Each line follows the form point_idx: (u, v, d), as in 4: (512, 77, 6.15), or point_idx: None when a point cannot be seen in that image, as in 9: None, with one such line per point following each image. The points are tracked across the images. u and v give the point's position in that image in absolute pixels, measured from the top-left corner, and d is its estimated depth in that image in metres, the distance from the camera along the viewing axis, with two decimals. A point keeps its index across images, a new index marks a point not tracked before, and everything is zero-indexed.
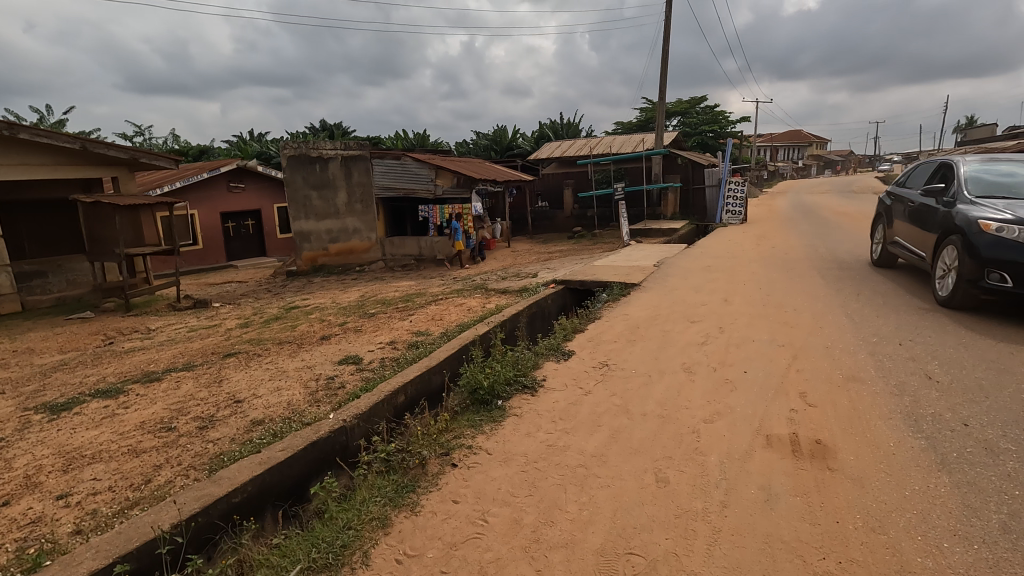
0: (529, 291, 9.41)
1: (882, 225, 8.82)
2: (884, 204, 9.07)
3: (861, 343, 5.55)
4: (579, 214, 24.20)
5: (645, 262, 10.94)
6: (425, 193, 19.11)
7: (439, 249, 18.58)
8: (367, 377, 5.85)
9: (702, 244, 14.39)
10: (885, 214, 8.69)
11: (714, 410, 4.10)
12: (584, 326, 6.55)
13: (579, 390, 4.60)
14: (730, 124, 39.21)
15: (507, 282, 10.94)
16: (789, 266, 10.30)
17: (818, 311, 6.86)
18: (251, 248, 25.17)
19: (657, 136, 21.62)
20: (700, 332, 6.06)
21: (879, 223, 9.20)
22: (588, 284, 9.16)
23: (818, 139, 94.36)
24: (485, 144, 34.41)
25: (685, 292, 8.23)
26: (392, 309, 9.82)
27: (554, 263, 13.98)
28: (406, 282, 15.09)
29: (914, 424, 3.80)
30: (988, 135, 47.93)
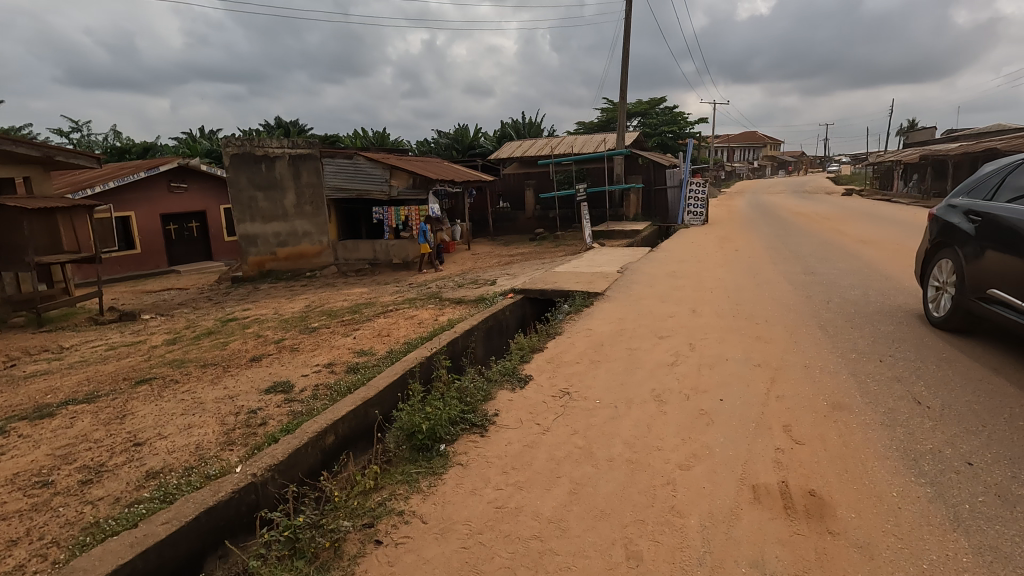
0: (486, 301, 8.77)
1: (958, 262, 5.53)
2: (939, 228, 6.01)
3: (839, 362, 5.13)
4: (541, 215, 23.72)
5: (608, 268, 10.45)
6: (379, 194, 18.01)
7: (394, 251, 17.82)
8: (295, 410, 5.08)
9: (665, 247, 14.07)
10: (956, 243, 5.58)
11: (691, 452, 3.55)
12: (543, 344, 5.96)
13: (534, 428, 3.99)
14: (689, 125, 39.49)
15: (464, 291, 10.28)
16: (755, 272, 10.02)
17: (790, 323, 6.45)
18: (195, 251, 23.64)
19: (618, 137, 21.33)
20: (670, 350, 5.54)
21: (934, 259, 6.10)
22: (548, 294, 8.59)
23: (772, 141, 97.18)
24: (444, 143, 33.55)
25: (652, 302, 7.74)
26: (338, 322, 9.02)
27: (514, 268, 13.38)
28: (359, 289, 14.27)
29: (914, 464, 3.34)
30: (929, 138, 50.21)
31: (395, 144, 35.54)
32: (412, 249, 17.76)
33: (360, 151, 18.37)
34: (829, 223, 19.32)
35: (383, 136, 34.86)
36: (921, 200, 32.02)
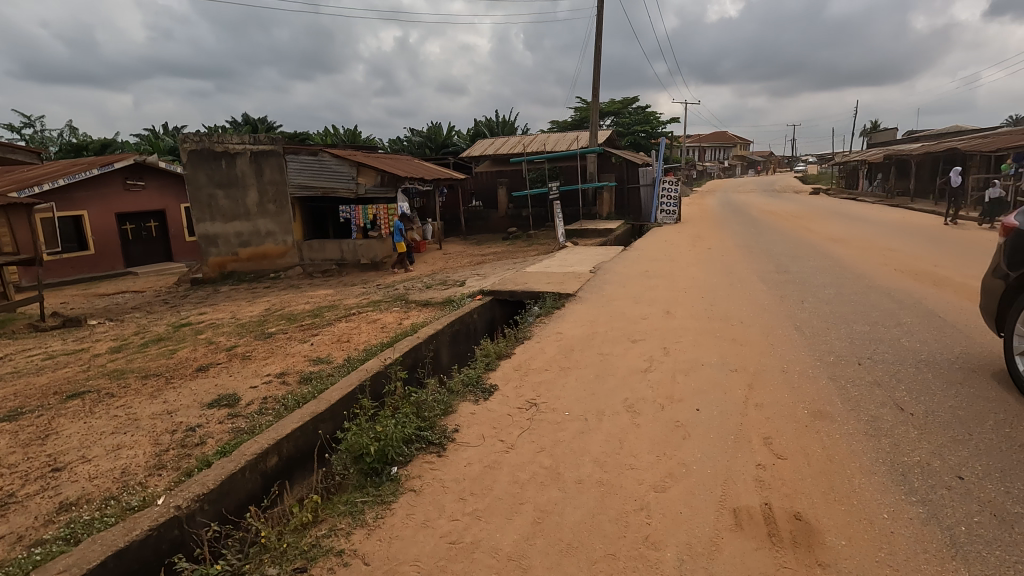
0: (453, 304, 8.39)
1: None
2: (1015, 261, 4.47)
3: (818, 365, 4.93)
4: (514, 214, 23.41)
5: (580, 268, 10.18)
6: (346, 192, 17.41)
7: (361, 251, 17.23)
8: (238, 426, 4.63)
9: (638, 246, 13.90)
10: None
11: (667, 470, 3.26)
12: (511, 350, 5.63)
13: (497, 446, 3.65)
14: (662, 124, 39.64)
15: (432, 292, 9.88)
16: (727, 271, 9.88)
17: (766, 325, 6.25)
18: (153, 252, 22.63)
19: (591, 135, 21.13)
20: (643, 355, 5.27)
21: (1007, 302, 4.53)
22: (518, 295, 8.26)
23: (741, 141, 98.89)
24: (416, 141, 32.97)
25: (625, 303, 7.48)
26: (297, 327, 8.53)
27: (485, 269, 13.02)
28: (323, 291, 13.74)
29: (904, 480, 3.10)
30: (891, 138, 51.66)
31: (365, 142, 34.77)
32: (379, 249, 17.21)
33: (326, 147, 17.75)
34: (799, 222, 19.50)
35: (354, 133, 34.11)
36: (886, 199, 32.74)
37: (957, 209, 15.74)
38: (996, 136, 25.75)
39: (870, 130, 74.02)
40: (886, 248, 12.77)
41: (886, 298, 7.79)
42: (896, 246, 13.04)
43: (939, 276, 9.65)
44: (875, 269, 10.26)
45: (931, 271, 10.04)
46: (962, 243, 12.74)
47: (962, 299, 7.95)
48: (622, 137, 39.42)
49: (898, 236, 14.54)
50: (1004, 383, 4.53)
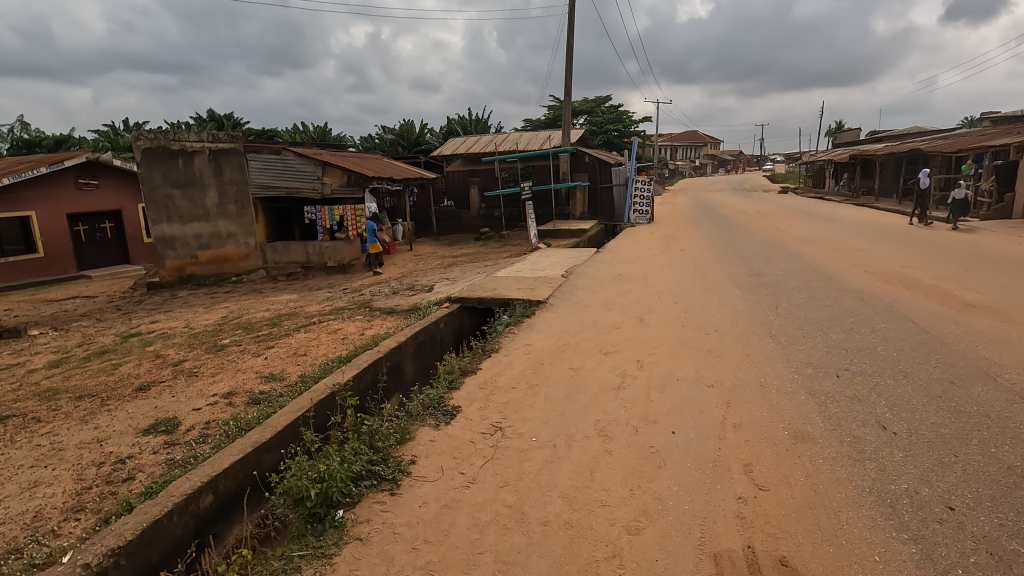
0: (419, 312, 8.01)
1: None
2: None
3: (796, 379, 4.73)
4: (486, 214, 23.04)
5: (552, 271, 9.90)
6: (310, 193, 16.49)
7: (327, 253, 16.63)
8: (174, 457, 4.20)
9: (611, 247, 13.71)
10: None
11: (641, 507, 2.98)
12: (477, 365, 5.30)
13: (456, 480, 3.33)
14: (634, 123, 39.72)
15: (399, 298, 9.46)
16: (700, 274, 9.73)
17: (741, 334, 6.06)
18: (109, 254, 21.57)
19: (564, 134, 20.91)
20: (617, 370, 5.00)
21: None
22: (487, 302, 7.93)
23: (712, 140, 100.30)
24: (387, 139, 32.28)
25: (598, 311, 7.22)
26: (254, 337, 8.04)
27: (455, 272, 12.64)
28: (287, 296, 13.17)
29: (893, 513, 2.89)
30: (855, 138, 52.91)
31: (334, 140, 33.90)
32: (347, 251, 16.76)
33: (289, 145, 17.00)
34: (769, 221, 19.64)
35: (324, 130, 33.24)
36: (852, 198, 33.44)
37: (922, 210, 15.99)
38: (956, 137, 26.44)
39: (834, 130, 75.82)
40: (855, 249, 12.85)
41: (859, 302, 7.71)
42: (864, 246, 13.13)
43: (908, 277, 9.68)
44: (845, 271, 10.26)
45: (900, 273, 10.07)
46: (927, 243, 12.89)
47: (933, 302, 7.94)
48: (595, 136, 39.37)
49: (866, 236, 14.69)
50: (984, 396, 4.41)
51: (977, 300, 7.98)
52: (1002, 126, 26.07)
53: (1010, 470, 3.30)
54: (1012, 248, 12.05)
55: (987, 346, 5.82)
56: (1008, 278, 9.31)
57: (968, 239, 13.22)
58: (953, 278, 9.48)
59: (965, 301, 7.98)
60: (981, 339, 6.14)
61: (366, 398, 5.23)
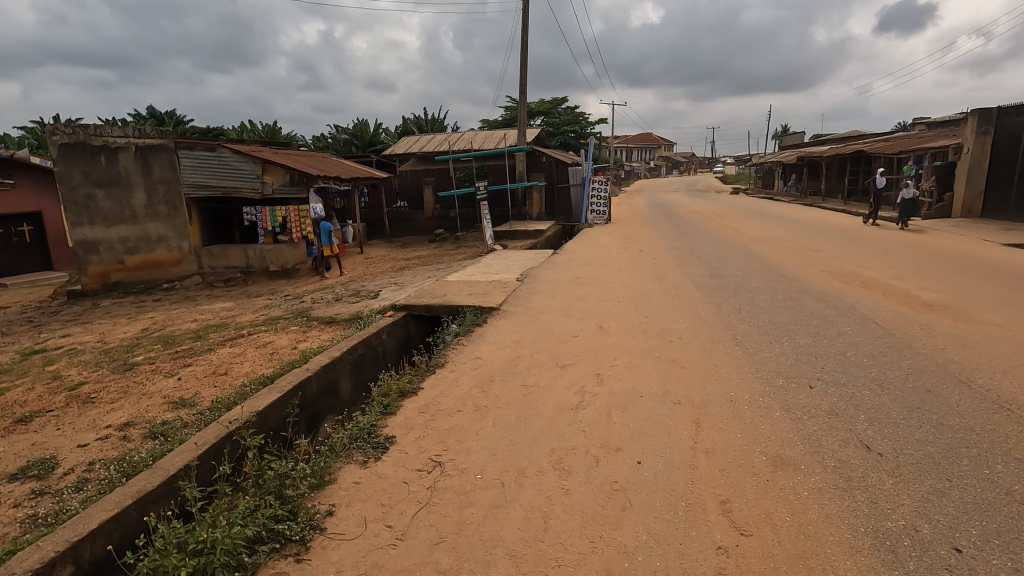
0: (361, 321, 7.31)
1: None
2: None
3: (768, 392, 4.33)
4: (441, 215, 22.22)
5: (507, 274, 9.37)
6: (250, 193, 15.40)
7: (269, 257, 15.63)
8: (37, 514, 3.41)
9: (568, 249, 13.31)
10: None
11: (603, 567, 2.46)
12: (417, 385, 4.68)
13: (381, 536, 2.73)
14: (590, 124, 39.78)
15: (342, 306, 8.72)
16: (660, 276, 9.40)
17: (706, 341, 5.66)
18: (28, 260, 19.73)
19: (520, 133, 20.44)
20: (574, 387, 4.48)
21: None
22: (435, 310, 7.31)
23: (666, 143, 102.35)
24: (340, 139, 31.13)
25: (555, 318, 6.72)
26: (173, 353, 7.17)
27: (405, 276, 11.96)
28: (222, 304, 12.16)
29: (897, 561, 2.46)
30: (800, 141, 54.85)
31: (283, 139, 32.44)
32: (290, 255, 15.68)
33: (226, 142, 15.71)
34: (724, 221, 19.78)
35: (273, 128, 31.78)
36: (800, 199, 34.37)
37: (870, 209, 16.29)
38: (896, 139, 27.47)
39: (780, 133, 78.65)
40: (810, 248, 12.88)
41: (820, 303, 7.49)
42: (818, 246, 13.19)
43: (864, 277, 9.62)
44: (803, 271, 10.14)
45: (856, 272, 10.02)
46: (878, 243, 13.05)
47: (892, 302, 7.81)
48: (552, 137, 39.19)
49: (818, 236, 14.81)
50: (963, 406, 4.11)
51: (934, 299, 7.91)
52: (938, 129, 27.23)
53: (1011, 496, 2.94)
54: (957, 246, 12.30)
55: (954, 349, 5.62)
56: (960, 277, 9.37)
57: (915, 238, 13.47)
58: (907, 278, 9.47)
59: (923, 301, 7.88)
60: (946, 341, 5.95)
61: (287, 426, 4.56)
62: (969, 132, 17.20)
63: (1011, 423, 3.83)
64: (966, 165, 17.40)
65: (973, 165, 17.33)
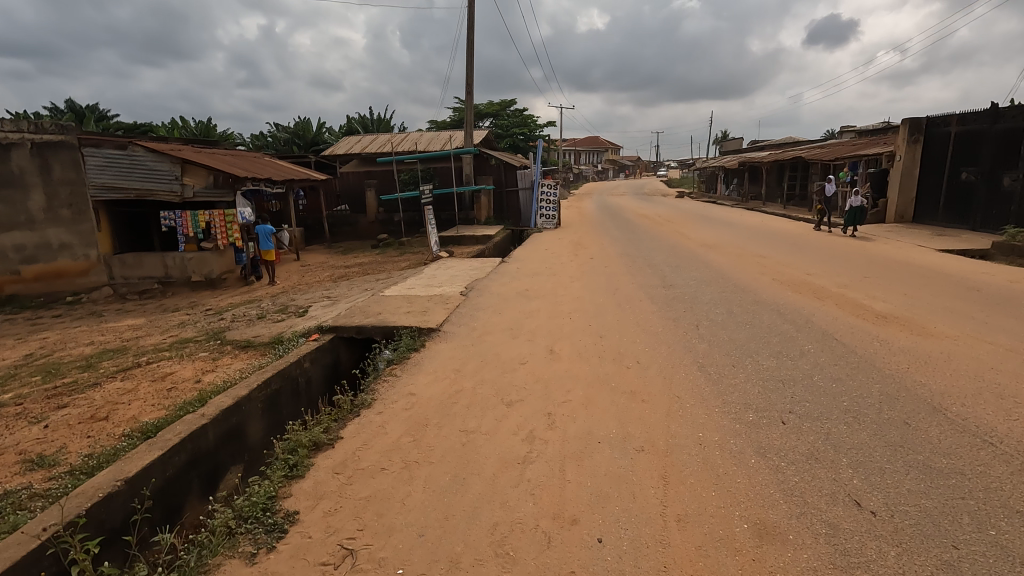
0: (282, 345, 6.42)
1: None
2: None
3: (740, 432, 3.84)
4: (384, 219, 21.05)
5: (451, 287, 8.66)
6: (167, 196, 13.93)
7: (192, 266, 14.26)
8: None
9: (517, 256, 12.73)
10: None
11: None
12: (336, 434, 3.92)
13: None
14: (539, 126, 39.53)
15: (266, 325, 7.77)
16: (613, 288, 8.93)
17: (666, 365, 5.17)
18: None
19: (466, 134, 19.73)
20: (522, 432, 3.85)
21: None
22: (367, 332, 6.52)
23: (613, 146, 104.05)
24: (281, 138, 29.52)
25: (502, 339, 6.08)
26: (50, 388, 6.04)
27: (342, 288, 11.02)
28: (131, 321, 10.86)
29: None
30: (740, 147, 56.76)
31: (218, 137, 30.47)
32: (216, 263, 14.48)
33: (140, 139, 14.19)
34: (672, 226, 19.80)
35: (206, 126, 29.77)
36: (742, 203, 35.28)
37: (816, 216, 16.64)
38: (831, 147, 28.53)
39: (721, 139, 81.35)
40: (758, 255, 12.84)
41: (777, 318, 7.20)
42: (766, 252, 13.18)
43: (814, 286, 9.50)
44: (754, 280, 9.95)
45: (806, 281, 9.91)
46: (822, 249, 13.16)
47: (847, 314, 7.62)
48: (501, 139, 38.67)
49: (764, 242, 14.88)
50: (946, 442, 3.75)
51: (886, 311, 7.77)
52: (868, 138, 28.51)
53: None
54: (896, 252, 12.52)
55: (918, 368, 5.35)
56: (905, 285, 9.38)
57: (856, 244, 13.69)
58: (855, 287, 9.41)
59: (876, 311, 7.75)
60: (908, 358, 5.69)
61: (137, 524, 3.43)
62: (901, 141, 17.87)
63: (999, 463, 3.47)
64: (899, 173, 18.04)
65: (905, 173, 18.01)
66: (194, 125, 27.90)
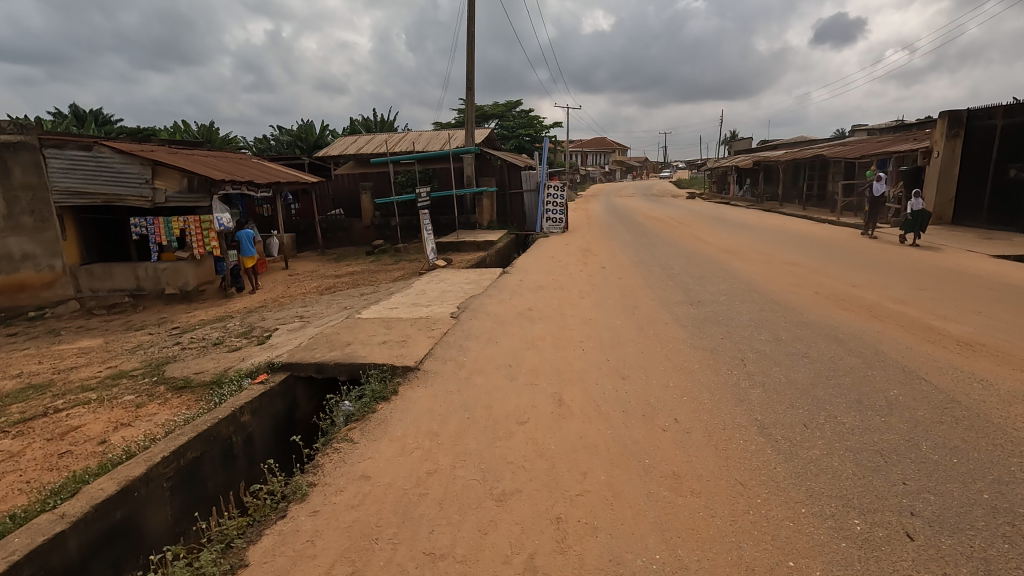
0: (222, 390, 5.17)
1: None
2: None
3: (851, 564, 2.51)
4: (380, 223, 19.68)
5: (441, 307, 7.38)
6: (137, 202, 12.75)
7: (165, 277, 13.07)
8: None
9: (521, 266, 11.44)
10: None
11: None
12: (238, 563, 2.65)
13: None
14: (545, 128, 38.27)
15: (217, 355, 6.49)
16: (631, 306, 7.60)
17: (715, 428, 3.86)
18: None
19: (467, 133, 18.44)
20: (517, 559, 2.57)
21: None
22: (328, 371, 5.23)
23: (620, 148, 102.61)
24: (282, 141, 28.52)
25: (497, 382, 4.78)
26: None
27: (321, 304, 9.74)
28: (85, 344, 9.62)
29: None
30: (749, 147, 55.26)
31: (219, 141, 29.52)
32: (191, 274, 13.12)
33: (107, 140, 12.98)
34: (687, 229, 18.45)
35: (206, 129, 28.81)
36: (757, 204, 33.77)
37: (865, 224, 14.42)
38: (854, 144, 27.00)
39: (730, 140, 79.62)
40: (790, 263, 11.46)
41: (837, 348, 5.84)
42: (797, 259, 11.82)
43: (866, 302, 8.11)
44: (793, 294, 8.58)
45: (853, 295, 8.55)
46: (859, 256, 11.76)
47: (919, 340, 6.24)
48: (506, 141, 37.42)
49: (792, 247, 13.52)
50: None
51: (966, 335, 6.39)
52: (892, 135, 27.00)
53: None
54: (946, 259, 11.10)
55: None
56: (974, 301, 7.98)
57: (898, 249, 12.26)
58: (913, 302, 8.04)
59: (954, 336, 6.36)
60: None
61: None
62: (939, 135, 16.41)
63: None
64: (936, 170, 16.61)
65: (943, 170, 16.56)
66: (185, 127, 26.77)
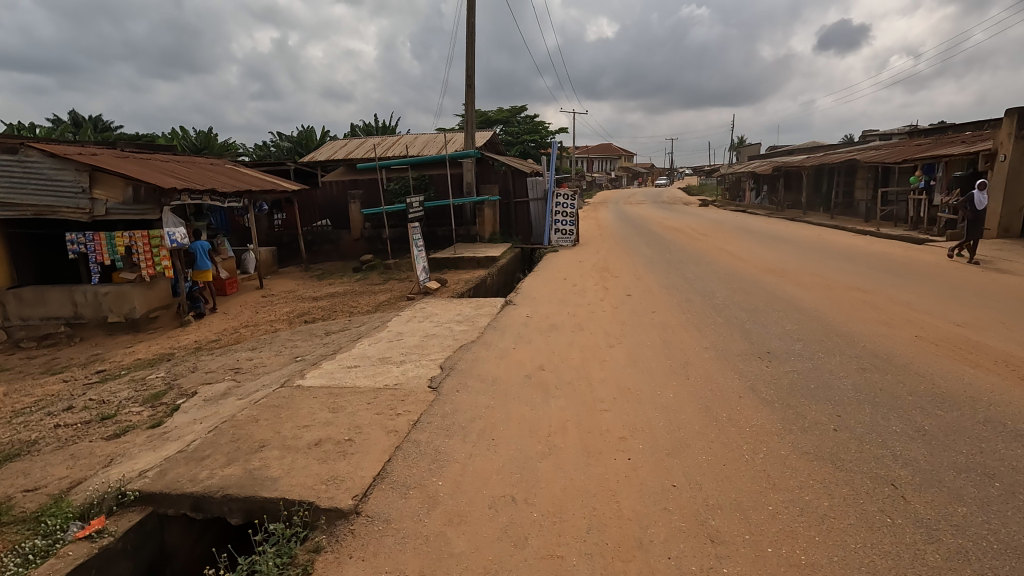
0: (32, 539, 3.08)
1: None
2: None
3: None
4: (370, 236, 17.72)
5: (420, 368, 5.30)
6: (73, 214, 10.73)
7: (109, 303, 11.03)
8: None
9: (529, 293, 9.39)
10: None
11: None
12: None
13: None
14: (551, 133, 36.37)
15: (83, 450, 4.39)
16: (681, 363, 5.49)
17: None
18: None
19: (467, 135, 16.42)
20: None
21: None
22: (213, 512, 3.15)
23: (627, 154, 100.79)
24: (282, 147, 26.70)
25: (494, 549, 2.72)
26: None
27: (277, 346, 7.63)
28: None
29: None
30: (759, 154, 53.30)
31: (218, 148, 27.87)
32: (139, 299, 11.09)
33: (41, 143, 11.02)
34: (714, 242, 16.36)
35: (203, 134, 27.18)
36: (776, 212, 31.62)
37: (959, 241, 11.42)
38: (888, 147, 24.86)
39: (737, 146, 77.55)
40: (855, 289, 9.37)
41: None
42: (863, 284, 9.71)
43: (995, 352, 5.99)
44: (888, 340, 6.44)
45: (970, 340, 6.44)
46: (938, 280, 9.65)
47: None
48: (510, 147, 35.54)
49: (846, 266, 11.41)
50: None
51: None
52: (929, 138, 24.83)
53: None
54: None
55: None
56: None
57: (983, 272, 10.14)
58: None
59: None
60: None
61: None
62: (1006, 137, 14.31)
63: None
64: (1003, 176, 14.50)
65: (1011, 175, 14.46)
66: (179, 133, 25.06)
